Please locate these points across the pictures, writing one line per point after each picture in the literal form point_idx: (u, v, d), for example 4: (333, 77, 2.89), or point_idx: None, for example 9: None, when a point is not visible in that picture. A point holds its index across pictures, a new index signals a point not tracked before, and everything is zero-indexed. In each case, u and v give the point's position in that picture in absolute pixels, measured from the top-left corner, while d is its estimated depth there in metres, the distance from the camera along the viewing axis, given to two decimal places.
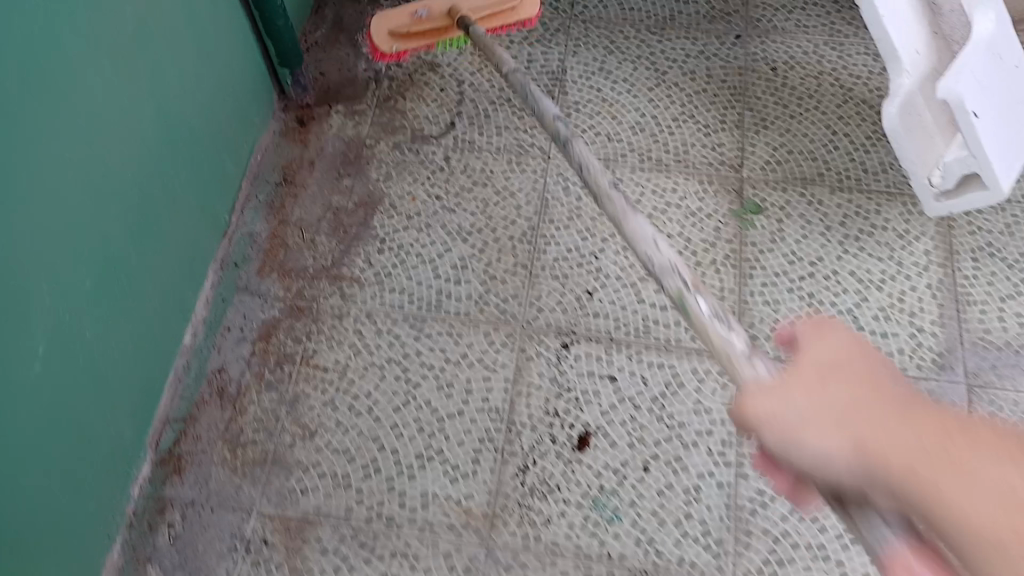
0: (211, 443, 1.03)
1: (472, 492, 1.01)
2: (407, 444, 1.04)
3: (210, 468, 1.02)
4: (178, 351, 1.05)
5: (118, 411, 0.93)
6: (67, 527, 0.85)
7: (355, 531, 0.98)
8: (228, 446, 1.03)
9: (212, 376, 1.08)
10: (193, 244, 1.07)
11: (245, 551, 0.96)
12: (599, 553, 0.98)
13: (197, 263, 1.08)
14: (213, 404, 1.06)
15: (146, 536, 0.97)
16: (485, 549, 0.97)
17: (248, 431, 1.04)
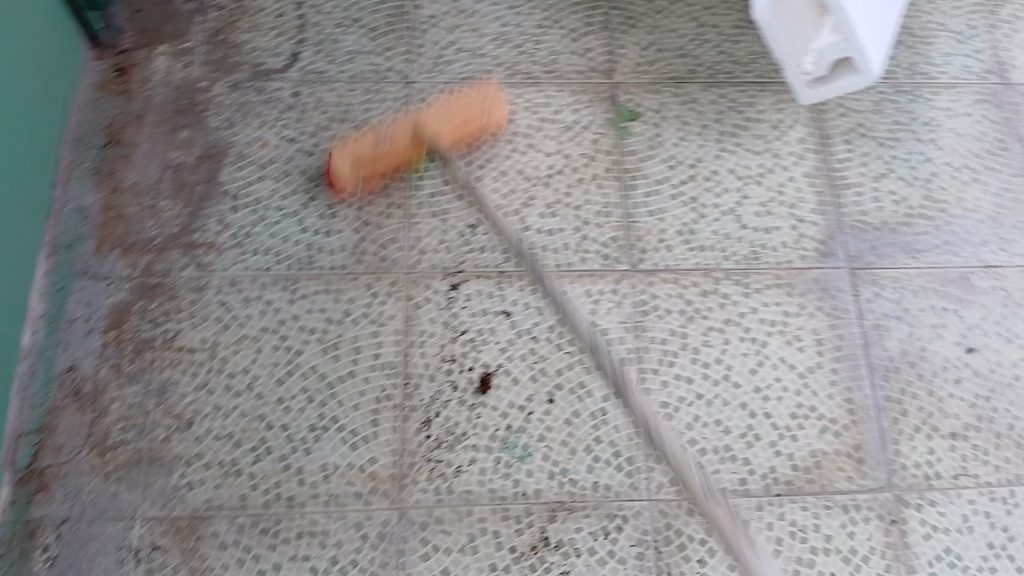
0: (75, 451, 0.94)
1: (376, 456, 0.96)
2: (298, 417, 0.97)
3: (79, 479, 0.93)
4: (16, 356, 0.96)
5: None
6: None
7: (255, 518, 0.92)
8: (95, 452, 0.94)
9: (62, 377, 0.97)
10: (12, 235, 0.94)
11: (135, 563, 0.90)
12: (514, 495, 0.96)
13: (22, 257, 0.97)
14: (70, 408, 0.96)
15: (21, 564, 0.89)
16: (398, 512, 0.94)
17: (114, 432, 0.95)
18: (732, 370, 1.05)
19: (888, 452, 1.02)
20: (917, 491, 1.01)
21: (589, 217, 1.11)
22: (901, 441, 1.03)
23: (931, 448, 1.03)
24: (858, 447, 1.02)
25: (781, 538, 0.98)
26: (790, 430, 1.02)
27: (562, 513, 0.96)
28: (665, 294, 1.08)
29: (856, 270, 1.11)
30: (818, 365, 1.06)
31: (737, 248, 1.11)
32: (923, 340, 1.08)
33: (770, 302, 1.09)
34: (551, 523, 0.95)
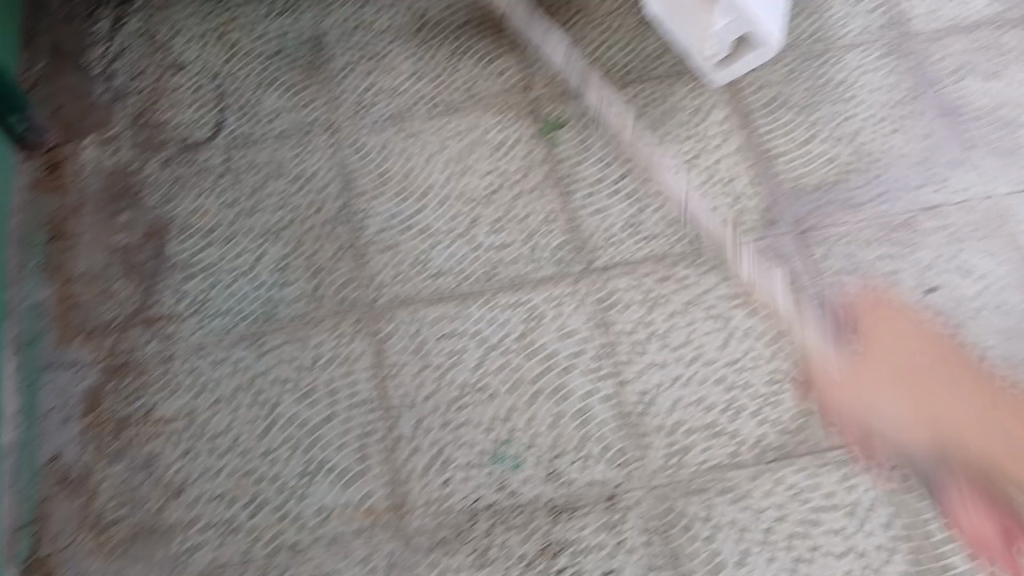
0: (72, 535, 0.93)
1: (371, 489, 0.95)
2: (286, 465, 0.96)
3: (79, 565, 0.92)
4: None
5: None
6: None
7: (261, 572, 0.91)
8: (92, 531, 0.93)
9: (46, 470, 0.97)
10: None
11: None
12: (516, 507, 0.95)
13: None
14: (60, 496, 0.95)
15: None
16: (404, 539, 0.93)
17: (107, 512, 0.94)
18: (703, 350, 1.06)
19: (868, 403, 1.04)
20: (906, 437, 1.02)
21: (536, 226, 1.13)
22: (879, 387, 1.05)
23: (909, 388, 1.05)
24: (839, 403, 1.04)
25: (785, 501, 0.98)
26: (771, 397, 1.04)
27: (565, 515, 0.96)
28: (622, 288, 1.10)
29: (801, 232, 1.14)
30: (784, 330, 1.08)
31: (684, 231, 1.14)
32: (880, 288, 1.11)
33: (726, 279, 1.11)
34: (555, 527, 0.95)
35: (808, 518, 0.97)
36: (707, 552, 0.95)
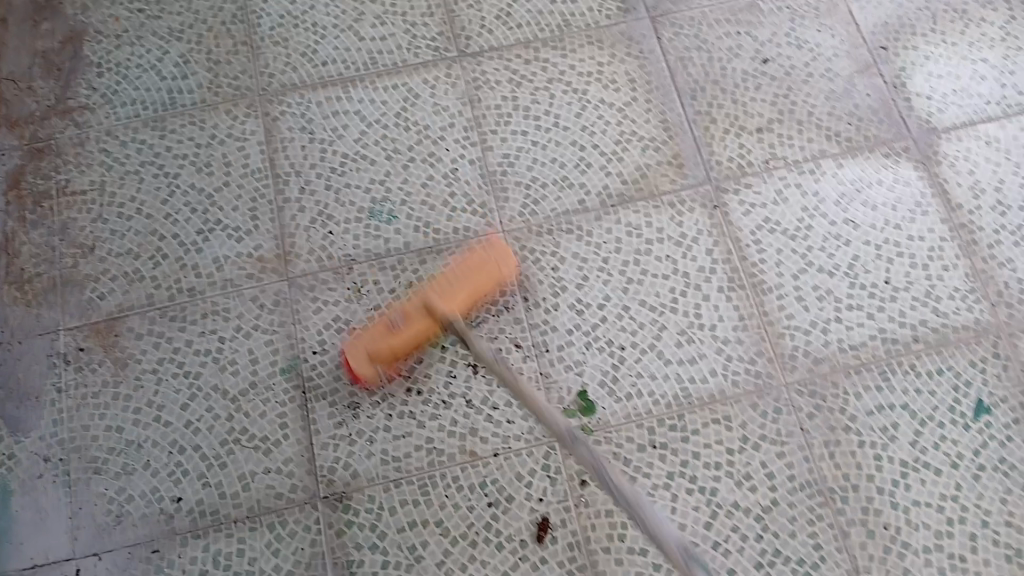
0: None
1: (260, 243, 1.12)
2: (185, 225, 1.13)
3: (5, 311, 1.08)
4: None
5: None
6: None
7: (163, 311, 1.08)
8: (14, 287, 1.10)
9: None
10: None
11: (66, 363, 1.05)
12: (386, 250, 1.12)
13: None
14: None
15: None
16: (287, 281, 1.10)
17: (29, 267, 1.11)
18: (561, 121, 1.20)
19: (704, 155, 1.17)
20: (733, 180, 1.15)
21: (416, 19, 1.26)
22: (715, 143, 1.18)
23: (740, 143, 1.18)
24: (677, 155, 1.17)
25: (620, 237, 1.12)
26: (617, 153, 1.18)
27: (431, 257, 1.12)
28: (491, 69, 1.23)
29: (655, 18, 1.26)
30: (633, 99, 1.21)
31: (549, 20, 1.26)
32: (723, 61, 1.23)
33: (585, 59, 1.24)
34: (423, 266, 1.11)
35: (637, 248, 1.12)
36: (551, 279, 1.10)
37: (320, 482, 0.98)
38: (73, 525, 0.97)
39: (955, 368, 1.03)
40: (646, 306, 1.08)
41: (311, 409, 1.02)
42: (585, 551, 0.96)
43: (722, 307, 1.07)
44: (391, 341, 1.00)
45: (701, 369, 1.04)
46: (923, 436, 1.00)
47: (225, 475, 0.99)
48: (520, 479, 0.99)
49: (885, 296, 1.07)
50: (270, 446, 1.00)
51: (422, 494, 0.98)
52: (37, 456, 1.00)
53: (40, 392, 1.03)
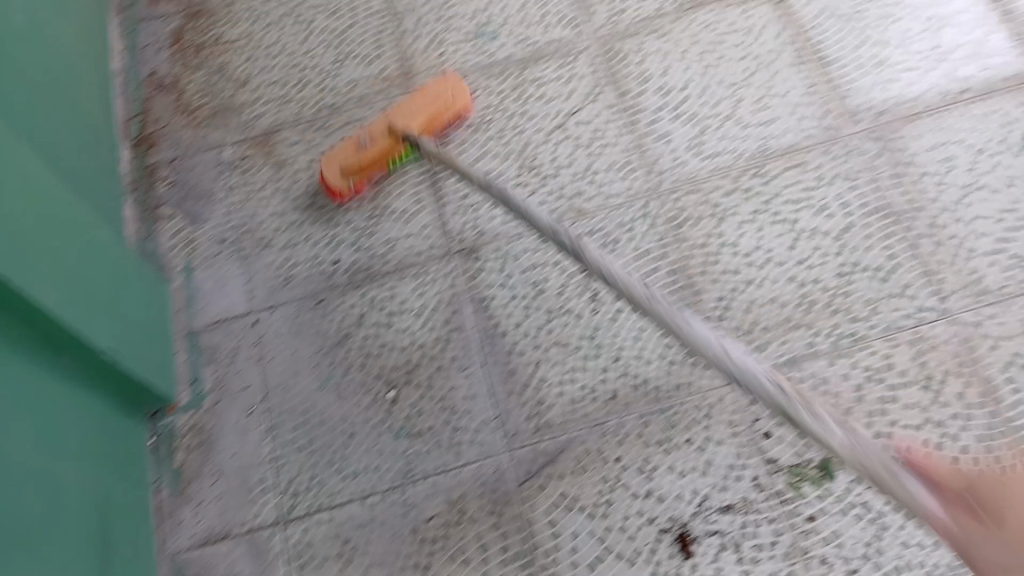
0: (168, 119, 1.34)
1: (386, 66, 1.33)
2: (323, 59, 1.36)
3: (176, 135, 1.32)
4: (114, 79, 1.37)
5: (99, 119, 1.26)
6: (85, 181, 1.15)
7: (310, 123, 1.30)
8: (183, 116, 1.34)
9: (149, 81, 1.38)
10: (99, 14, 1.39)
11: (231, 169, 1.28)
12: (492, 62, 1.30)
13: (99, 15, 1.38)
14: (159, 96, 1.37)
15: (151, 192, 1.27)
16: (412, 93, 1.30)
17: (195, 100, 1.35)
18: None
19: None
20: None
21: None
22: None
23: None
24: None
25: (696, 35, 1.27)
26: None
27: (530, 63, 1.29)
28: None
29: None
30: None
31: None
32: None
33: None
34: (521, 71, 1.29)
35: (713, 40, 1.27)
36: (636, 72, 1.26)
37: (454, 240, 1.16)
38: (248, 288, 1.17)
39: (1003, 110, 1.15)
40: (725, 84, 1.23)
41: (440, 186, 1.21)
42: (686, 276, 1.10)
43: (792, 80, 1.22)
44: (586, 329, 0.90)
45: (779, 130, 1.18)
46: (980, 162, 1.12)
47: (374, 241, 1.18)
48: (623, 226, 1.14)
49: (934, 58, 1.20)
50: (408, 216, 1.19)
51: (540, 243, 1.14)
52: (213, 238, 1.22)
53: (212, 193, 1.26)
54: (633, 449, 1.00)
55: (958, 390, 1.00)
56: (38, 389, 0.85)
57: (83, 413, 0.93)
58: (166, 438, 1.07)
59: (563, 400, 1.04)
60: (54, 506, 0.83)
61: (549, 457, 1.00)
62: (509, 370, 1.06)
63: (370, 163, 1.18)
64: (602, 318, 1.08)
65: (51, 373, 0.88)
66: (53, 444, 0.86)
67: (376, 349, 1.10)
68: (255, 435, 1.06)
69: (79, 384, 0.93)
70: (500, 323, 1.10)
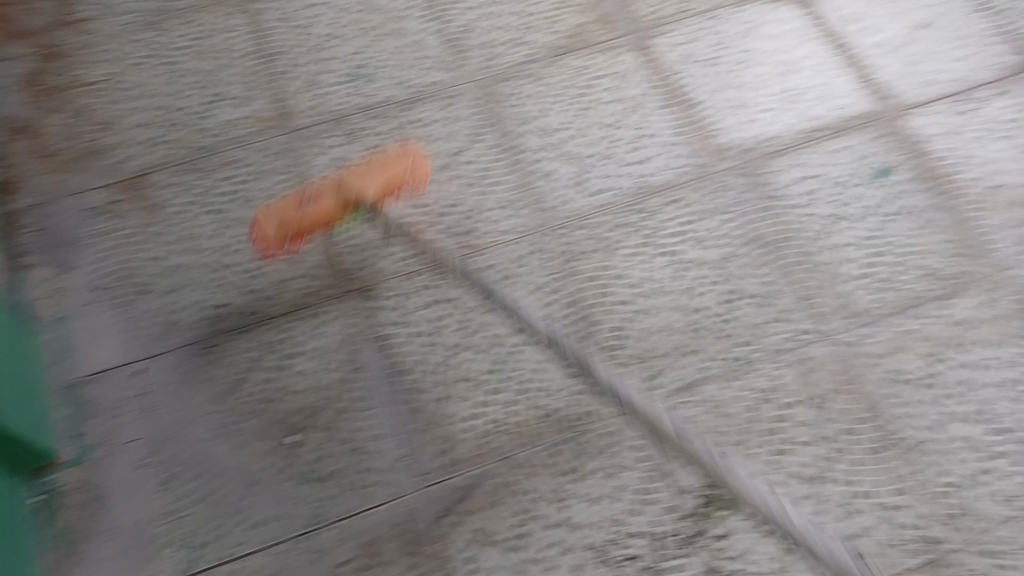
0: (24, 162, 1.24)
1: (261, 107, 1.30)
2: (193, 99, 1.31)
3: (32, 179, 1.23)
4: None
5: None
6: None
7: (183, 165, 1.24)
8: (40, 159, 1.25)
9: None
10: None
11: (97, 213, 1.19)
12: (373, 102, 1.30)
13: None
14: (10, 139, 1.27)
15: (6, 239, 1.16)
16: (291, 133, 1.27)
17: (52, 142, 1.26)
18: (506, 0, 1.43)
19: (625, 13, 1.42)
20: (653, 31, 1.40)
21: None
22: (633, 4, 1.43)
23: (653, 4, 1.44)
24: (605, 16, 1.42)
25: (567, 79, 1.34)
26: (553, 18, 1.41)
27: (412, 103, 1.30)
28: None
29: None
30: None
31: None
32: None
33: None
34: (405, 111, 1.29)
35: (585, 84, 1.33)
36: (516, 114, 1.30)
37: (347, 279, 1.14)
38: (131, 335, 1.09)
39: (851, 145, 1.28)
40: (599, 125, 1.29)
41: (329, 226, 1.19)
42: (580, 306, 1.13)
43: (661, 121, 1.30)
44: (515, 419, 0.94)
45: (653, 168, 1.25)
46: (835, 194, 1.23)
47: (262, 282, 1.13)
48: (516, 262, 1.16)
49: (784, 100, 1.33)
50: (297, 257, 1.16)
51: (437, 279, 1.14)
52: (80, 287, 1.13)
53: (77, 240, 1.17)
54: (547, 480, 1.00)
55: (843, 407, 1.06)
56: None
57: None
58: (54, 495, 0.97)
59: (472, 435, 1.02)
60: None
61: (461, 493, 0.98)
62: (414, 408, 1.04)
63: (307, 225, 1.10)
64: (504, 352, 1.09)
65: None
66: None
67: (273, 393, 1.04)
68: (150, 487, 0.98)
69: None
70: (400, 361, 1.07)
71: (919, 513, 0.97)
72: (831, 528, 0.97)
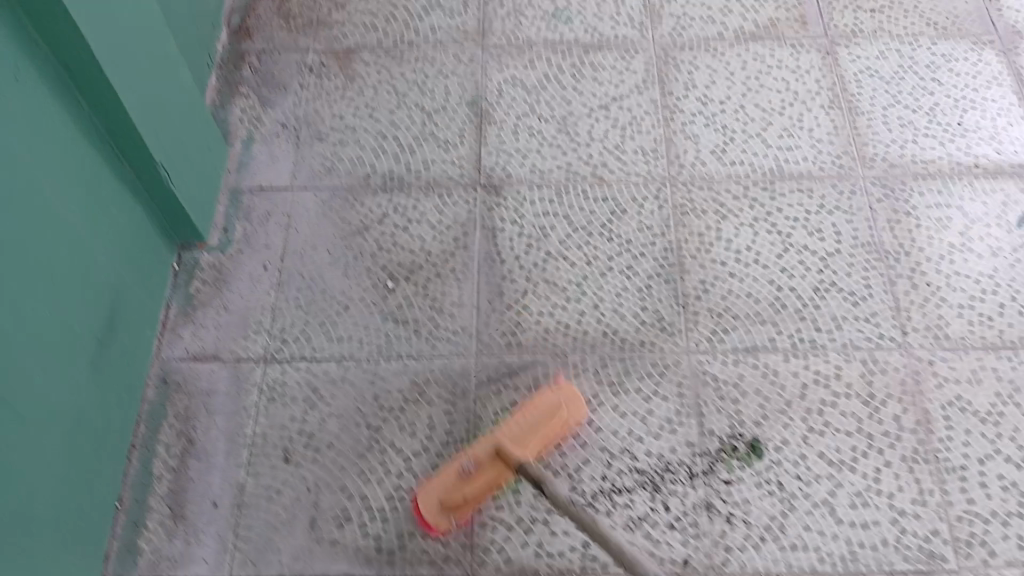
0: (269, 18, 1.49)
1: (466, 21, 1.48)
2: (412, 2, 1.51)
3: (271, 32, 1.47)
4: None
5: (208, 34, 1.40)
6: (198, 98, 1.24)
7: (386, 51, 1.44)
8: (282, 19, 1.49)
9: None
10: None
11: (309, 71, 1.42)
12: (560, 41, 1.44)
13: None
14: None
15: (234, 71, 1.42)
16: (482, 49, 1.44)
17: (295, 8, 1.50)
18: None
19: (825, 17, 1.45)
20: (846, 39, 1.42)
21: None
22: (836, 10, 1.46)
23: (856, 16, 1.45)
24: (802, 16, 1.45)
25: (744, 63, 1.40)
26: (752, 7, 1.47)
27: (593, 50, 1.43)
28: None
29: None
30: None
31: None
32: None
33: None
34: (586, 55, 1.42)
35: (758, 71, 1.39)
36: (685, 79, 1.38)
37: (483, 175, 1.28)
38: (295, 167, 1.30)
39: (1008, 191, 1.25)
40: (758, 109, 1.34)
41: (485, 130, 1.34)
42: (677, 255, 1.19)
43: (821, 119, 1.33)
44: (466, 489, 0.96)
45: (798, 156, 1.29)
46: (971, 231, 1.21)
47: (413, 158, 1.31)
48: (634, 201, 1.25)
49: (957, 133, 1.31)
50: (450, 145, 1.32)
51: (558, 196, 1.26)
52: (276, 122, 1.36)
53: (287, 86, 1.40)
54: (586, 384, 1.09)
55: (894, 412, 1.06)
56: (44, 172, 0.88)
57: (79, 232, 0.95)
58: (189, 268, 1.19)
59: (538, 327, 1.13)
60: (20, 288, 0.84)
61: (512, 369, 1.10)
62: (498, 291, 1.17)
63: None
64: (594, 271, 1.18)
65: (62, 173, 0.92)
66: (40, 228, 0.88)
67: (388, 245, 1.22)
68: (265, 285, 1.18)
69: (83, 205, 0.96)
70: (502, 252, 1.20)
71: (933, 528, 0.99)
72: (840, 512, 1.00)
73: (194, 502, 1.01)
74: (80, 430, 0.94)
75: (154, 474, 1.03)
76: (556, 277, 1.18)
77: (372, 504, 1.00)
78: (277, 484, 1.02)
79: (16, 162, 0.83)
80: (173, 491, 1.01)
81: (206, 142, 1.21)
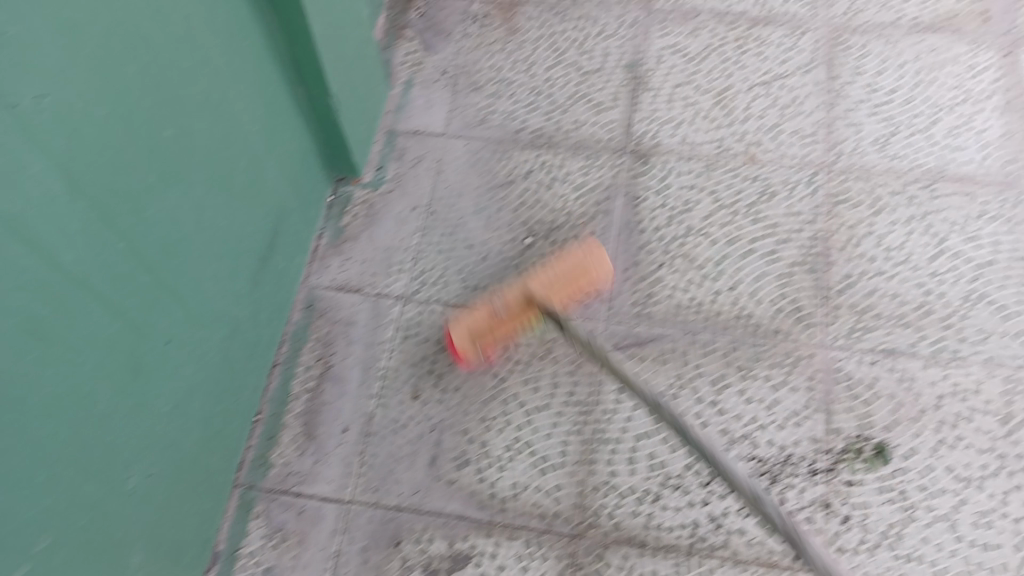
0: None
1: None
2: None
3: None
4: None
5: None
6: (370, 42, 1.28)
7: (549, 7, 1.44)
8: None
9: None
10: None
11: (473, 21, 1.43)
12: (726, 12, 1.40)
13: None
14: None
15: (401, 14, 1.45)
16: (643, 13, 1.41)
17: None
18: None
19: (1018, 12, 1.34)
20: None
21: None
22: None
23: None
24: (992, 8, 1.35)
25: (920, 52, 1.32)
26: None
27: (758, 25, 1.38)
28: None
29: None
30: None
31: None
32: None
33: None
34: (751, 28, 1.38)
35: (934, 62, 1.31)
36: (853, 63, 1.32)
37: (632, 142, 1.27)
38: (449, 115, 1.33)
39: None
40: (929, 103, 1.27)
41: (639, 96, 1.32)
42: (824, 244, 1.15)
43: (999, 120, 1.24)
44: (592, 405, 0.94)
45: (969, 157, 1.21)
46: None
47: (564, 118, 1.31)
48: (785, 185, 1.21)
49: None
50: (602, 109, 1.31)
51: (706, 171, 1.23)
52: (435, 69, 1.38)
53: (450, 34, 1.42)
54: (714, 363, 1.08)
55: None
56: (237, 96, 0.94)
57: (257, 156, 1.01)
58: (342, 202, 1.25)
59: (671, 301, 1.13)
60: (206, 200, 0.91)
61: (640, 339, 1.10)
62: (635, 261, 1.16)
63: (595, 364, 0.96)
64: (734, 251, 1.16)
65: (251, 98, 0.98)
66: (228, 146, 0.94)
67: (530, 201, 1.23)
68: (410, 227, 1.22)
69: (264, 130, 1.02)
70: (643, 221, 1.20)
71: None
72: (965, 530, 0.96)
73: (326, 424, 1.07)
74: (237, 338, 1.01)
75: (293, 392, 1.10)
76: (694, 251, 1.16)
77: (491, 451, 1.04)
78: (403, 418, 1.07)
79: (218, 81, 0.90)
80: (308, 410, 1.08)
81: (371, 83, 1.25)
